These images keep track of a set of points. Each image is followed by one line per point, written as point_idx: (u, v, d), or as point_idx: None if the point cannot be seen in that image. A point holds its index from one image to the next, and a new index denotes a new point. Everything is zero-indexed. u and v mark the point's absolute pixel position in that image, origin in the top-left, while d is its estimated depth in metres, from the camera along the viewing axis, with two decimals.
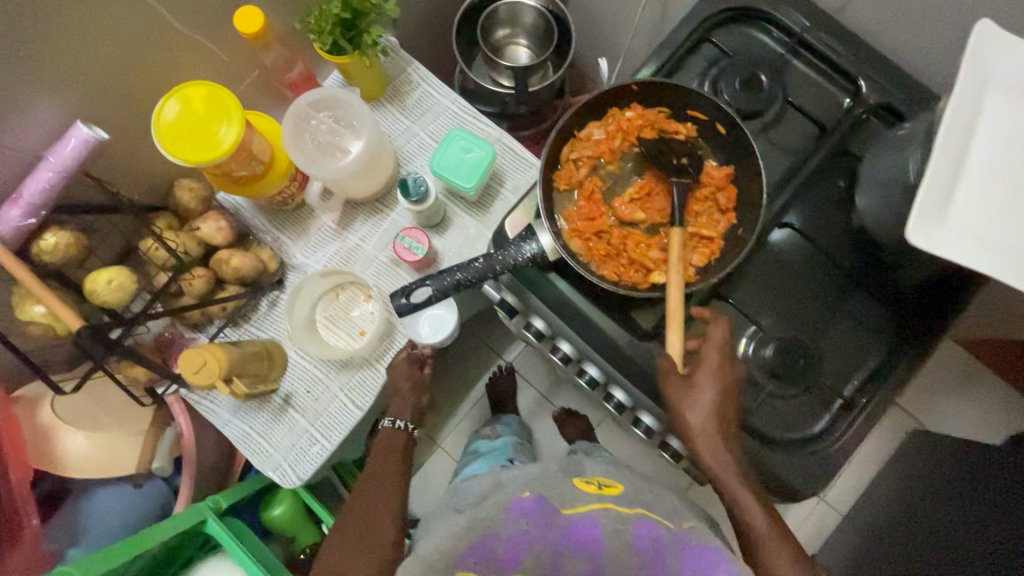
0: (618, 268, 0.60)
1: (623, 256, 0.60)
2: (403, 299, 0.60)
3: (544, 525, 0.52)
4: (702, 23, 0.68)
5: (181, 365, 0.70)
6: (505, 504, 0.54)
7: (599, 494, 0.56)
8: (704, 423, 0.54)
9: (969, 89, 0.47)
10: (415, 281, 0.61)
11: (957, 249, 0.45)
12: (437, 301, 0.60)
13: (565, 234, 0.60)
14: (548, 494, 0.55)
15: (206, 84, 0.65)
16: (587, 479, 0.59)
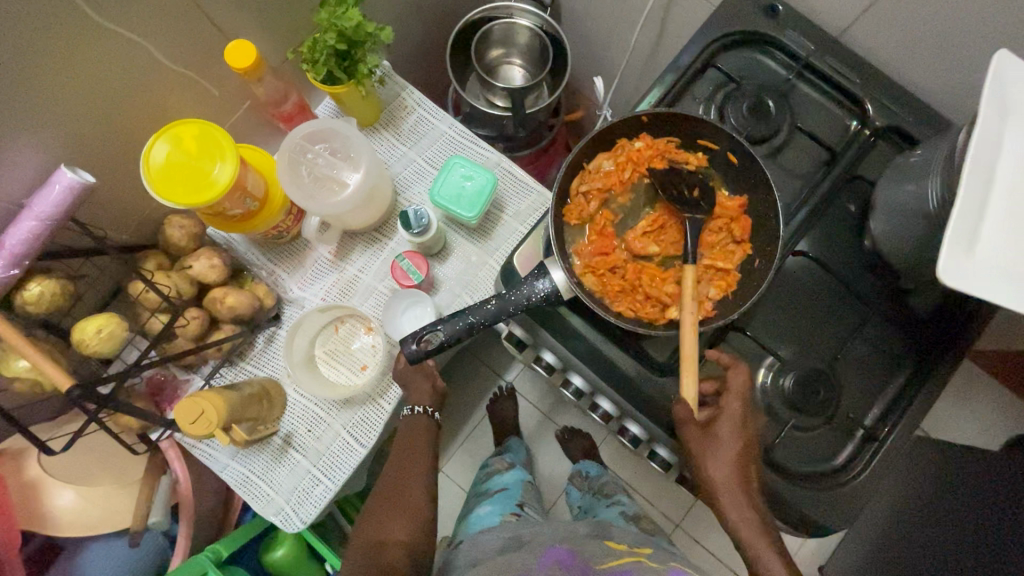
0: (634, 304, 0.58)
1: (637, 293, 0.58)
2: (413, 345, 0.57)
3: (577, 566, 0.54)
4: (707, 48, 0.67)
5: (176, 416, 0.66)
6: (538, 557, 0.55)
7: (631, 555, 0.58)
8: (731, 465, 0.52)
9: (992, 122, 0.46)
10: (426, 325, 0.58)
11: (989, 287, 0.44)
12: (448, 346, 0.58)
13: (579, 271, 0.58)
14: (580, 552, 0.57)
15: (198, 122, 0.62)
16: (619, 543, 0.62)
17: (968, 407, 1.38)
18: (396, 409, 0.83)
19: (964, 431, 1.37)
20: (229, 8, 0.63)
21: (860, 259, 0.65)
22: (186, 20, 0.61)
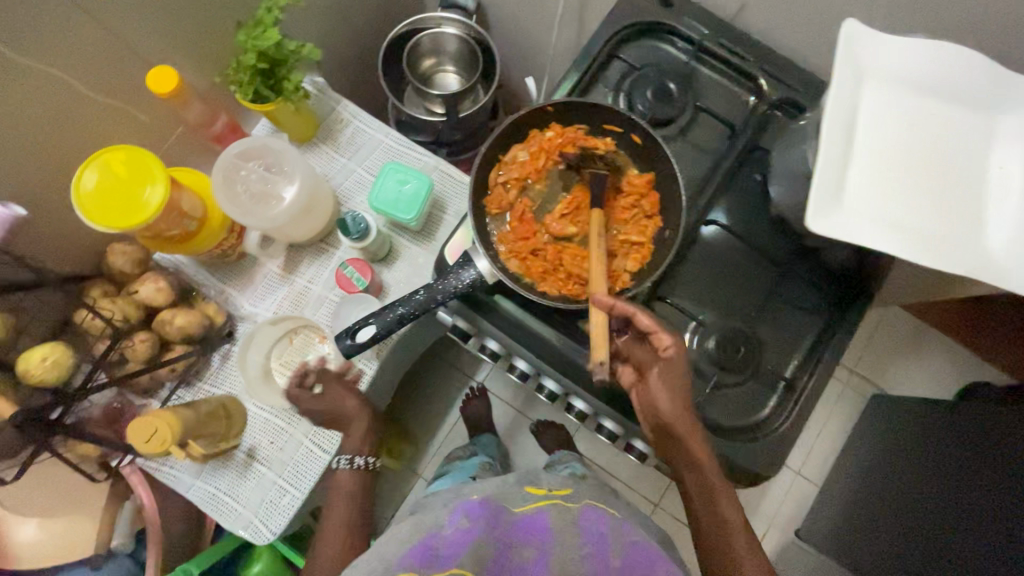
0: (558, 282, 0.62)
1: (558, 271, 0.62)
2: (347, 339, 0.61)
3: (492, 526, 0.45)
4: (609, 40, 0.71)
5: (130, 435, 0.68)
6: (446, 512, 0.47)
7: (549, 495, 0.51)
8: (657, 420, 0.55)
9: (847, 84, 0.51)
10: (359, 320, 0.61)
11: (856, 230, 0.48)
12: (382, 337, 0.61)
13: (503, 256, 0.62)
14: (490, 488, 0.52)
15: (125, 147, 0.64)
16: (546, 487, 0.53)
17: (919, 361, 1.45)
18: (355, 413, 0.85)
19: (918, 384, 1.44)
20: (149, 38, 0.66)
21: (770, 223, 0.70)
22: (107, 52, 0.63)
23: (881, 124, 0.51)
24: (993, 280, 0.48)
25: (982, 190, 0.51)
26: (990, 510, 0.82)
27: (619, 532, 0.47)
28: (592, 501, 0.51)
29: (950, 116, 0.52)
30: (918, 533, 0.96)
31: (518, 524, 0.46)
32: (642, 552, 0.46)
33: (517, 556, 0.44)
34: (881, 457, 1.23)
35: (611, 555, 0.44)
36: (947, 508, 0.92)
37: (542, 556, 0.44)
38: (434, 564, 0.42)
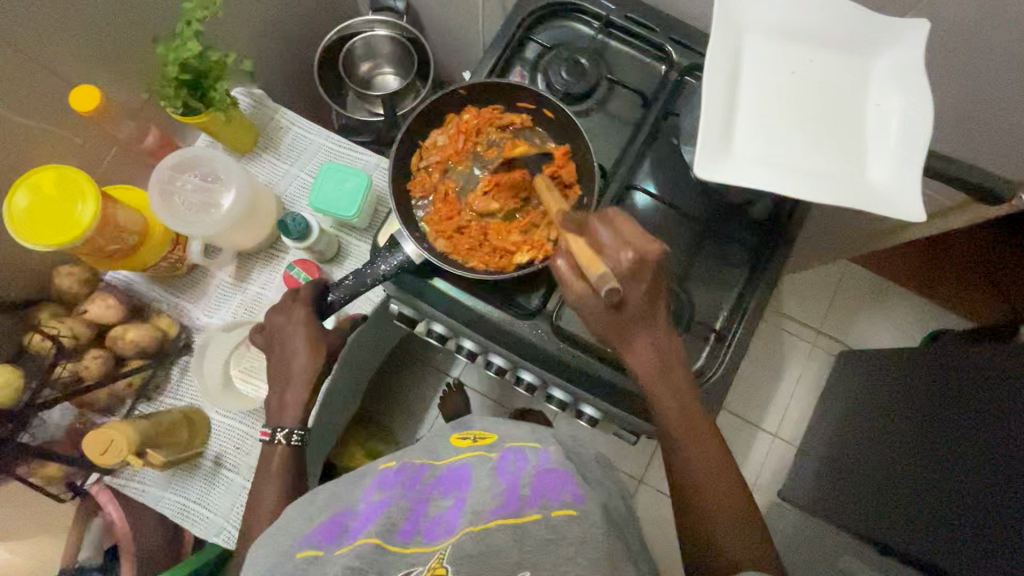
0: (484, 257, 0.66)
1: (483, 246, 0.66)
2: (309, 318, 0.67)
3: (406, 488, 0.51)
4: (522, 23, 0.74)
5: (87, 449, 0.71)
6: (364, 484, 0.53)
7: (474, 447, 0.56)
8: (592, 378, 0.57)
9: (728, 39, 0.53)
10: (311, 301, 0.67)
11: (746, 176, 0.51)
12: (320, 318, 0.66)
13: (429, 237, 0.66)
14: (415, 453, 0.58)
15: (54, 167, 0.67)
16: (467, 435, 0.60)
17: (882, 314, 1.47)
18: (318, 411, 0.87)
19: (882, 337, 1.46)
20: (71, 60, 0.67)
21: (691, 184, 0.72)
22: (30, 77, 0.64)
23: (763, 74, 0.54)
24: (880, 209, 0.51)
25: (862, 128, 0.54)
26: (962, 444, 0.85)
27: (534, 464, 0.51)
28: (514, 442, 0.55)
29: (828, 62, 0.55)
30: (920, 481, 0.91)
31: (435, 483, 0.52)
32: (549, 478, 0.49)
33: (434, 507, 0.49)
34: (850, 409, 1.25)
35: (522, 486, 0.48)
36: (946, 449, 0.87)
37: (459, 499, 0.49)
38: (346, 535, 0.46)
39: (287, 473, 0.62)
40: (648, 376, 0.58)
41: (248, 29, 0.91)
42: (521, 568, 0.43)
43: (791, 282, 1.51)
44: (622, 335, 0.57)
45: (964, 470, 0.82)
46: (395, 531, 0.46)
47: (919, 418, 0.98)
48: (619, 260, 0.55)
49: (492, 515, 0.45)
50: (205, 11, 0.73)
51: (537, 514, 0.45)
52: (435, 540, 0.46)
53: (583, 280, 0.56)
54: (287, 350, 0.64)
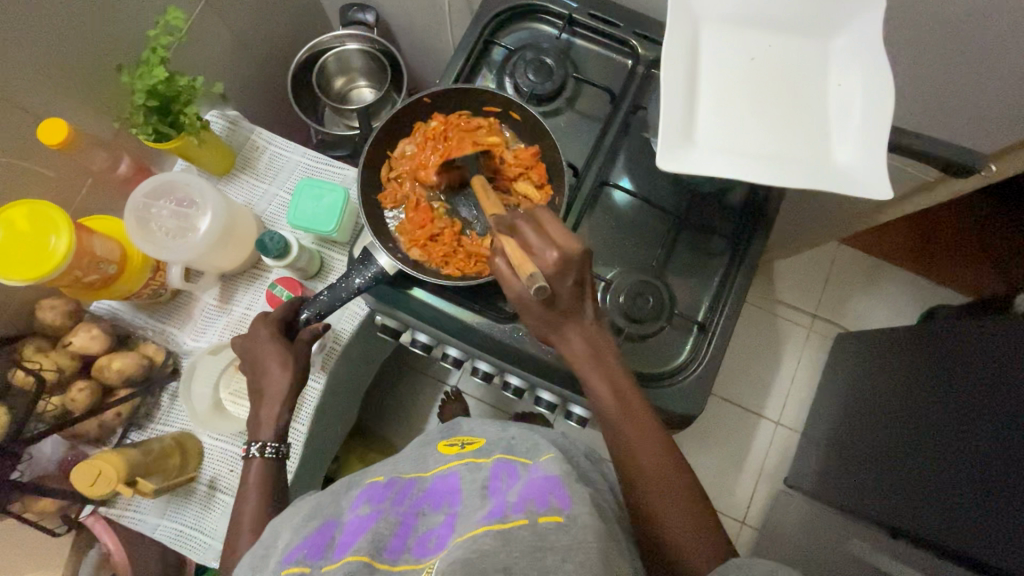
0: (459, 263, 0.67)
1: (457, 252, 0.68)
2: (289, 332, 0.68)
3: (395, 503, 0.49)
4: (485, 28, 0.74)
5: (75, 480, 0.71)
6: (352, 498, 0.51)
7: (460, 453, 0.56)
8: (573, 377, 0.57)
9: (683, 28, 0.53)
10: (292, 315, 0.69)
11: (710, 163, 0.51)
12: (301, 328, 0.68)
13: (404, 245, 0.68)
14: (404, 464, 0.57)
15: (26, 202, 0.67)
16: (453, 441, 0.59)
17: (878, 293, 1.46)
18: (310, 428, 0.86)
19: (881, 317, 1.45)
20: (38, 94, 0.68)
21: (665, 177, 0.72)
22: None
23: (721, 62, 0.54)
24: (846, 189, 0.50)
25: (825, 109, 0.54)
26: (968, 422, 0.83)
27: (527, 475, 0.49)
28: (503, 450, 0.54)
29: (786, 45, 0.55)
30: (928, 460, 0.88)
31: (424, 497, 0.51)
32: (538, 484, 0.47)
33: (423, 523, 0.48)
34: (851, 393, 1.24)
35: (511, 497, 0.46)
36: (957, 428, 0.84)
37: (449, 515, 0.48)
38: (333, 550, 0.45)
39: (275, 492, 0.61)
40: (581, 360, 0.57)
41: (217, 52, 0.91)
42: (511, 573, 0.40)
43: (784, 268, 1.50)
44: (554, 326, 0.57)
45: (980, 449, 0.79)
46: (386, 547, 0.45)
47: (922, 396, 0.96)
48: (547, 258, 0.54)
49: (479, 525, 0.44)
50: (170, 37, 0.74)
51: (525, 519, 0.44)
52: (426, 557, 0.45)
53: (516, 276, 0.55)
54: (269, 368, 0.64)
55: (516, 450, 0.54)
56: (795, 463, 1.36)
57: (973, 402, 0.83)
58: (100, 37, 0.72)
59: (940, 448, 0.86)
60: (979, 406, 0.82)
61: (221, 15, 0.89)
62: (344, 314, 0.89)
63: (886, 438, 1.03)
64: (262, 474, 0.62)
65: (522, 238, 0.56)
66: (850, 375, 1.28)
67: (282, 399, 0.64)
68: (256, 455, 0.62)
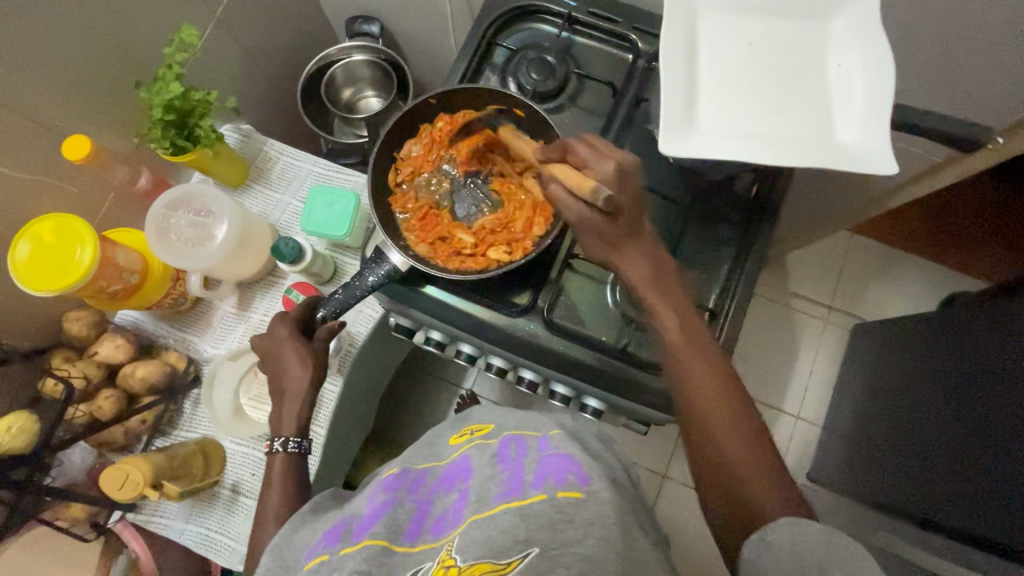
0: (464, 260, 0.68)
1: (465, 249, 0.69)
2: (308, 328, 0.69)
3: (410, 491, 0.51)
4: (487, 30, 0.76)
5: (104, 485, 0.73)
6: (367, 491, 0.52)
7: (471, 439, 0.57)
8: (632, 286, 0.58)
9: (679, 16, 0.54)
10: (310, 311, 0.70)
11: (711, 147, 0.51)
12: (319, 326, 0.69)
13: (412, 243, 0.69)
14: (417, 457, 0.58)
15: (54, 217, 0.70)
16: (464, 431, 0.60)
17: (893, 283, 1.44)
18: (329, 431, 0.87)
19: (896, 307, 1.43)
20: (61, 114, 0.71)
21: (670, 168, 0.73)
22: (25, 132, 0.68)
23: (717, 49, 0.55)
24: (851, 166, 0.51)
25: (827, 90, 0.54)
26: (996, 406, 0.81)
27: (535, 448, 0.50)
28: (512, 429, 0.55)
29: (784, 29, 0.55)
30: (955, 444, 0.87)
31: (438, 484, 0.52)
32: (552, 458, 0.48)
33: (439, 506, 0.49)
34: (872, 383, 1.22)
35: (525, 473, 0.47)
36: (985, 410, 0.83)
37: (462, 492, 0.49)
38: (351, 536, 0.46)
39: (299, 489, 0.62)
40: (642, 282, 0.58)
41: (229, 68, 0.94)
42: (530, 545, 0.41)
43: (796, 260, 1.48)
44: (616, 247, 0.58)
45: (1010, 433, 0.77)
46: (403, 532, 0.47)
47: (947, 381, 0.94)
48: (602, 169, 0.55)
49: (496, 502, 0.44)
50: (185, 54, 0.77)
51: (543, 494, 0.44)
52: (443, 534, 0.46)
53: (578, 198, 0.57)
54: (288, 366, 0.66)
55: (527, 426, 0.55)
56: (816, 456, 1.35)
57: (1000, 384, 0.82)
58: (119, 56, 0.75)
59: (967, 432, 0.85)
60: (1005, 390, 0.80)
61: (233, 34, 0.92)
62: (358, 318, 0.90)
63: (909, 426, 1.01)
64: (285, 471, 0.63)
65: (575, 156, 0.57)
66: (869, 365, 1.26)
67: (301, 398, 0.66)
68: (278, 450, 0.64)
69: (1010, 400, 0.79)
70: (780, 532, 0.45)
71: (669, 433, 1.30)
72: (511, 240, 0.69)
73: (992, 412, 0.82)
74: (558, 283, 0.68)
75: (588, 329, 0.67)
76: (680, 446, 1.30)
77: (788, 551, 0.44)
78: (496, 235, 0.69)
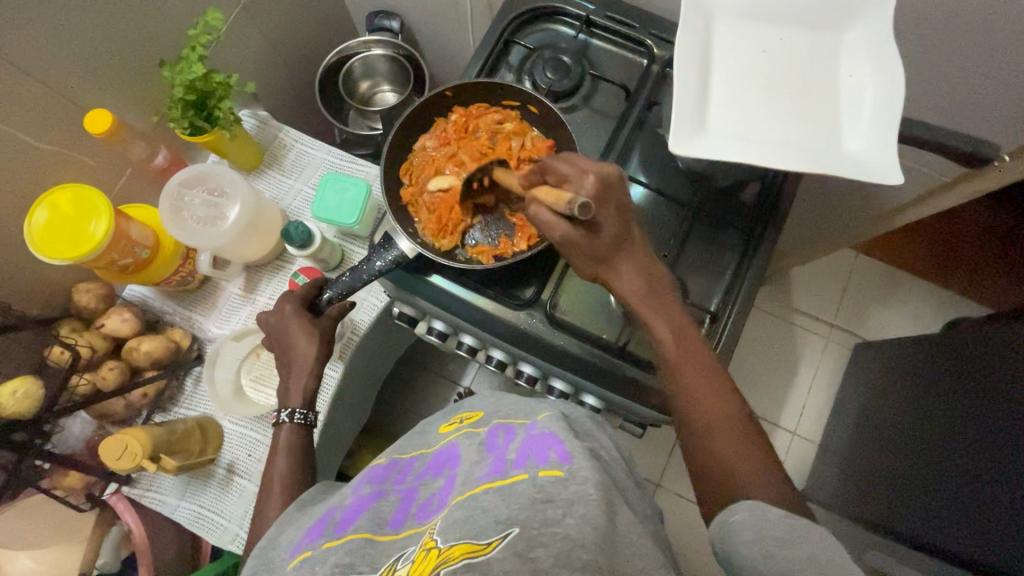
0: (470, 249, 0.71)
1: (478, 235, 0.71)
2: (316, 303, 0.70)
3: (395, 483, 0.52)
4: (506, 28, 0.77)
5: (103, 454, 0.73)
6: (352, 486, 0.54)
7: (459, 426, 0.57)
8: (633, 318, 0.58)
9: (695, 20, 0.55)
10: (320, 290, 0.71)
11: (719, 149, 0.52)
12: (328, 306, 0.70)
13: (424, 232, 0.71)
14: (404, 450, 0.58)
15: (71, 187, 0.72)
16: (454, 419, 0.60)
17: (896, 304, 1.43)
18: (328, 415, 0.88)
19: (897, 328, 1.42)
20: (84, 88, 0.73)
21: (679, 172, 0.74)
22: (50, 104, 0.69)
23: (730, 54, 0.56)
24: (857, 174, 0.51)
25: (836, 100, 0.55)
26: (992, 430, 0.82)
27: (521, 433, 0.50)
28: (499, 416, 0.55)
29: (798, 39, 0.56)
30: (948, 466, 0.87)
31: (426, 470, 0.53)
32: (536, 439, 0.48)
33: (424, 492, 0.50)
34: (868, 402, 1.22)
35: (508, 454, 0.47)
36: (979, 434, 0.83)
37: (448, 478, 0.49)
38: (334, 528, 0.47)
39: (296, 468, 0.63)
40: (637, 297, 0.58)
41: (251, 55, 0.96)
42: (511, 524, 0.40)
43: (801, 275, 1.48)
44: (605, 261, 0.57)
45: (1004, 452, 0.78)
46: (387, 522, 0.47)
47: (943, 401, 0.95)
48: (582, 182, 0.54)
49: (477, 484, 0.45)
50: (209, 37, 0.79)
51: (525, 473, 0.44)
52: (427, 519, 0.46)
53: (559, 216, 0.55)
54: (294, 345, 0.67)
55: (513, 415, 0.55)
56: (809, 473, 1.35)
57: (996, 408, 0.82)
58: (144, 35, 0.77)
59: (962, 454, 0.85)
60: (1001, 414, 0.81)
61: (257, 22, 0.94)
62: (363, 305, 0.90)
63: (906, 446, 1.01)
64: (286, 449, 0.64)
65: (554, 173, 0.56)
66: (867, 384, 1.26)
67: (304, 377, 0.67)
68: (286, 421, 0.66)
69: (1005, 421, 0.80)
70: (745, 512, 0.46)
71: (664, 439, 1.32)
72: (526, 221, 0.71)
73: (985, 431, 0.83)
74: (562, 278, 0.69)
75: (590, 326, 0.68)
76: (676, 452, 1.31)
77: (752, 528, 0.44)
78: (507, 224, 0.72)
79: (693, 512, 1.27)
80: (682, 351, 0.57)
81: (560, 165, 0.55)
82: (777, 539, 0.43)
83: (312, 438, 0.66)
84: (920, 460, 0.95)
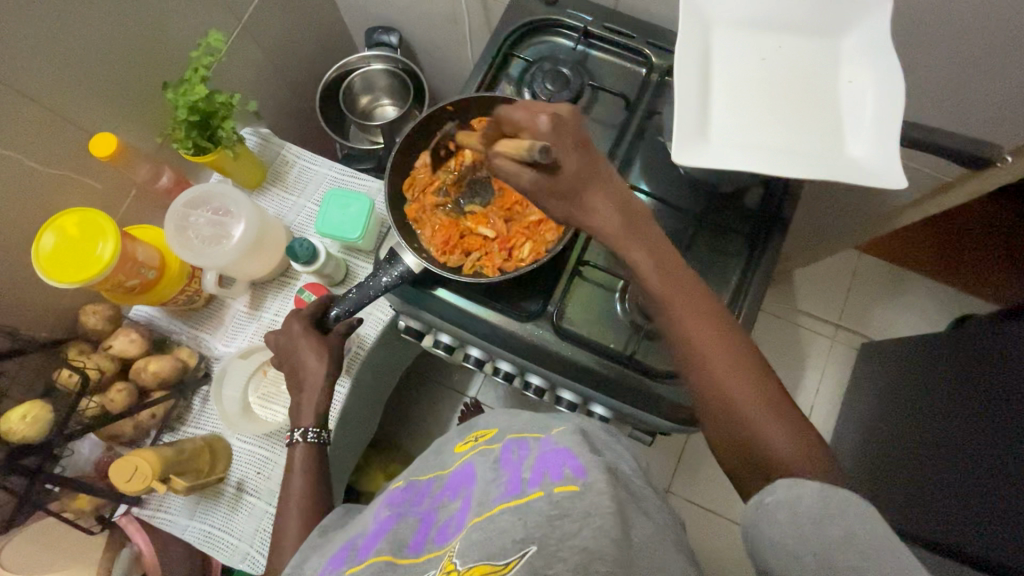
0: (476, 262, 0.71)
1: (487, 251, 0.72)
2: (325, 321, 0.70)
3: (415, 504, 0.52)
4: (504, 41, 0.78)
5: (113, 477, 0.73)
6: (372, 510, 0.54)
7: (476, 445, 0.56)
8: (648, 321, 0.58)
9: (694, 30, 0.56)
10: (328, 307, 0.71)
11: (723, 157, 0.53)
12: (338, 323, 0.70)
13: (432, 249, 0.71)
14: (421, 472, 0.58)
15: (79, 211, 0.73)
16: (470, 438, 0.59)
17: (900, 303, 1.43)
18: (336, 431, 0.88)
19: (903, 327, 1.41)
20: (88, 113, 0.73)
21: (681, 179, 0.74)
22: (54, 129, 0.70)
23: (729, 63, 0.56)
24: (860, 180, 0.52)
25: (837, 106, 0.55)
26: (999, 426, 0.81)
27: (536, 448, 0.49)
28: (514, 432, 0.54)
29: (796, 46, 0.57)
30: (957, 464, 0.87)
31: (444, 492, 0.52)
32: (551, 454, 0.46)
33: (443, 514, 0.49)
34: (876, 401, 1.22)
35: (524, 472, 0.46)
36: (988, 431, 0.83)
37: (466, 499, 0.48)
38: (355, 555, 0.47)
39: (306, 486, 0.63)
40: (614, 232, 0.55)
41: (252, 75, 0.97)
42: (527, 543, 0.39)
43: (804, 276, 1.48)
44: (571, 197, 0.55)
45: (1012, 449, 0.77)
46: (407, 545, 0.47)
47: (952, 399, 0.94)
48: (537, 127, 0.52)
49: (494, 504, 0.44)
50: (211, 58, 0.80)
51: (540, 491, 0.43)
52: (446, 542, 0.45)
53: (523, 167, 0.53)
54: (302, 362, 0.67)
55: (528, 429, 0.54)
56: None
57: (1004, 404, 0.82)
58: (147, 58, 0.78)
59: (972, 451, 0.85)
60: (1009, 410, 0.81)
61: (258, 41, 0.95)
62: (369, 320, 0.90)
63: (916, 445, 1.00)
64: (298, 468, 0.64)
65: (510, 123, 0.55)
66: (874, 383, 1.26)
67: (314, 394, 0.67)
68: (297, 439, 0.66)
69: (1008, 417, 0.80)
70: (779, 494, 0.44)
71: (672, 445, 1.31)
72: (531, 233, 0.71)
73: (989, 427, 0.83)
74: (567, 289, 0.69)
75: (597, 336, 0.68)
76: (685, 457, 1.31)
77: (785, 509, 0.43)
78: (511, 235, 0.72)
79: (705, 519, 1.26)
80: (670, 286, 0.53)
81: (511, 111, 0.54)
82: (812, 519, 0.42)
83: (323, 456, 0.66)
84: (930, 459, 0.95)
